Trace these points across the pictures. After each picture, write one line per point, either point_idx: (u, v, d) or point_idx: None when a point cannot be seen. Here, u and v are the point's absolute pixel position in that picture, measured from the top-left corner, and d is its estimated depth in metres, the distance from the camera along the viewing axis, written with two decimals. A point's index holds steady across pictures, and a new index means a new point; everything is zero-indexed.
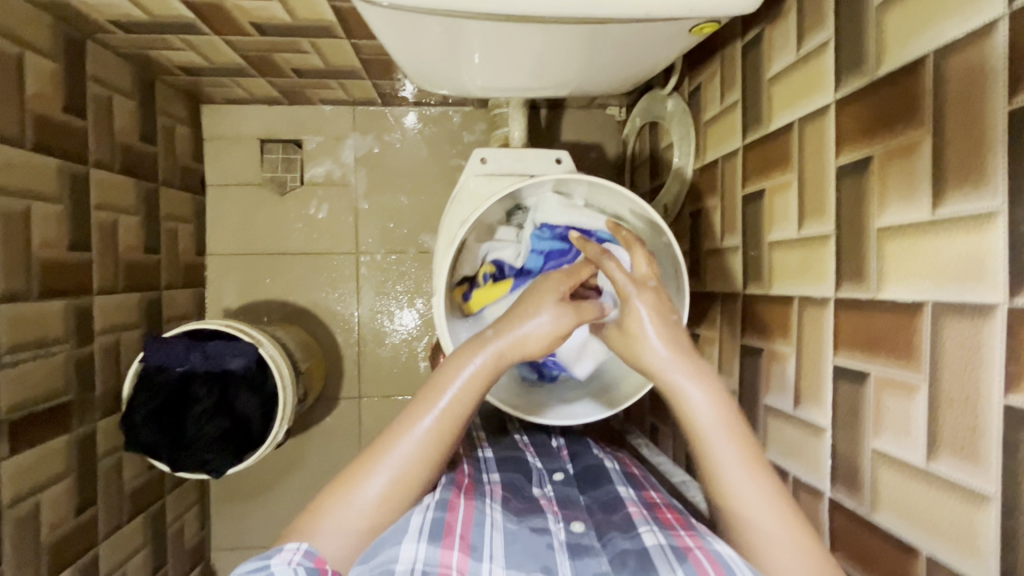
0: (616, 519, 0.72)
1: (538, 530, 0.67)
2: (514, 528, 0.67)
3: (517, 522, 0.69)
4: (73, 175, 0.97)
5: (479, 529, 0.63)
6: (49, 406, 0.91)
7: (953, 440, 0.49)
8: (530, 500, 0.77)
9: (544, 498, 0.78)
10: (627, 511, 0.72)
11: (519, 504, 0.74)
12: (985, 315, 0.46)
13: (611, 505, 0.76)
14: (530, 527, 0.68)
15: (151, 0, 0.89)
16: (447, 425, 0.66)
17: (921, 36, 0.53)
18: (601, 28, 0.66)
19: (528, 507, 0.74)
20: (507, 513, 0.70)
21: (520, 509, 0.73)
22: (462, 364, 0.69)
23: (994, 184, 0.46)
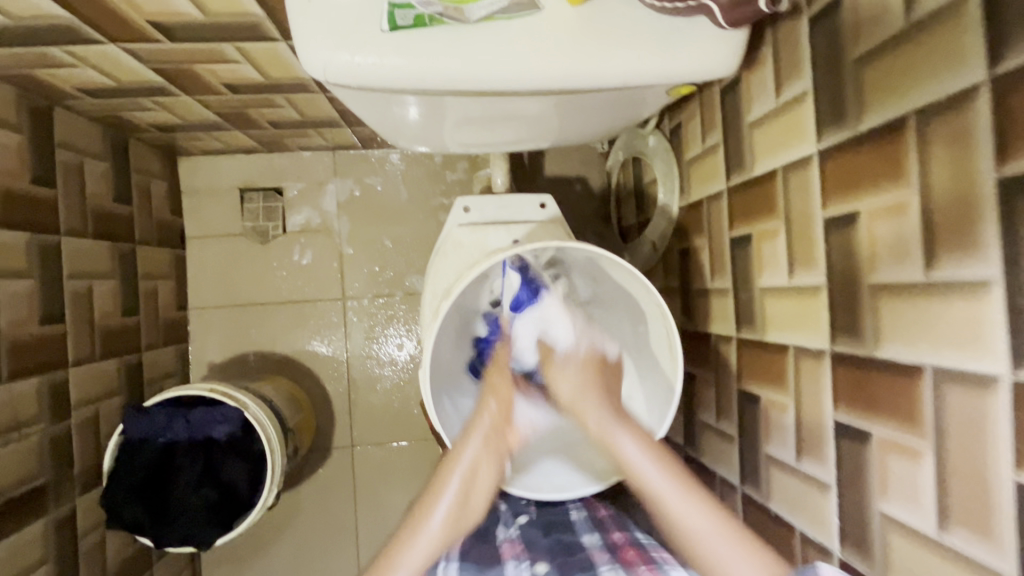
0: (574, 560, 0.73)
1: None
2: None
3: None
4: (41, 247, 0.94)
5: None
6: (24, 490, 0.87)
7: (964, 513, 0.48)
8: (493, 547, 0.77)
9: (507, 543, 0.78)
10: (587, 556, 0.73)
11: (482, 553, 0.75)
12: (987, 386, 0.45)
13: (572, 550, 0.75)
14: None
15: (118, 68, 0.87)
16: (456, 508, 0.70)
17: (901, 95, 0.52)
18: (574, 96, 0.69)
19: (490, 557, 0.75)
20: (463, 568, 0.71)
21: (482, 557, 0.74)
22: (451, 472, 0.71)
23: (986, 253, 0.45)
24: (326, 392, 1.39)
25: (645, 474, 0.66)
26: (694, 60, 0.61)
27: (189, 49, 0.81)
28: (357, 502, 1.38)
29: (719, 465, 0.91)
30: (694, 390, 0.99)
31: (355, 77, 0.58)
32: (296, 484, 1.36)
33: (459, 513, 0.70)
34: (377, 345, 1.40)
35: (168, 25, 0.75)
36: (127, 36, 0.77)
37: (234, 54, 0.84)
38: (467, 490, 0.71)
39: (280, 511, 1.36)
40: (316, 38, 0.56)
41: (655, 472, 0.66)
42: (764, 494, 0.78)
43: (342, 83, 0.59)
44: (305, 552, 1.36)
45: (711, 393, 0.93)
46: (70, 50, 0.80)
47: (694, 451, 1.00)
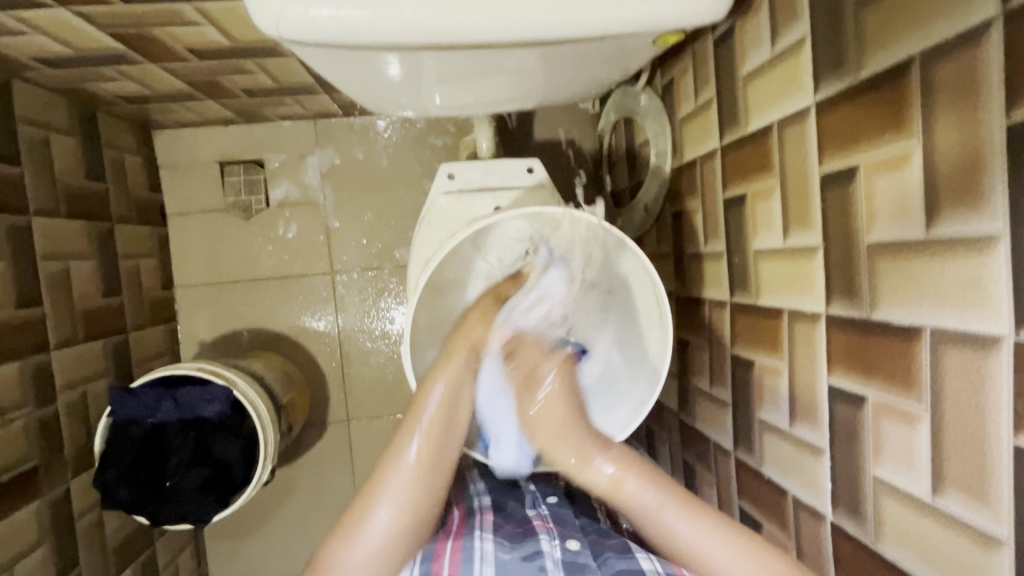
0: (607, 539, 0.72)
1: (529, 557, 0.68)
2: (505, 559, 0.67)
3: (509, 552, 0.69)
4: (11, 228, 0.91)
5: (467, 565, 0.66)
6: (14, 475, 0.86)
7: (959, 477, 0.46)
8: (523, 523, 0.76)
9: (537, 518, 0.77)
10: (622, 535, 0.72)
11: (512, 527, 0.74)
12: (988, 347, 0.43)
13: (605, 529, 0.76)
14: (521, 555, 0.68)
15: (73, 36, 0.82)
16: (438, 440, 0.72)
17: (904, 39, 0.48)
18: (556, 48, 0.64)
19: (522, 532, 0.73)
20: (499, 542, 0.70)
21: (513, 534, 0.73)
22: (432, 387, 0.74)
23: (992, 207, 0.42)
24: (319, 368, 1.37)
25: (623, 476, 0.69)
26: (681, 5, 0.56)
27: (145, 10, 0.76)
28: (356, 474, 1.39)
29: (712, 430, 0.90)
30: (688, 356, 0.98)
31: (312, 34, 0.54)
32: (294, 458, 1.37)
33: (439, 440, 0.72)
34: (369, 319, 1.38)
35: None
36: None
37: (194, 15, 0.78)
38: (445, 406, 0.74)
39: (279, 485, 1.37)
40: None
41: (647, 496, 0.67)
42: (757, 459, 0.77)
43: (299, 41, 0.55)
44: (307, 522, 1.37)
45: (705, 359, 0.92)
46: (18, 15, 0.75)
47: (688, 417, 0.99)
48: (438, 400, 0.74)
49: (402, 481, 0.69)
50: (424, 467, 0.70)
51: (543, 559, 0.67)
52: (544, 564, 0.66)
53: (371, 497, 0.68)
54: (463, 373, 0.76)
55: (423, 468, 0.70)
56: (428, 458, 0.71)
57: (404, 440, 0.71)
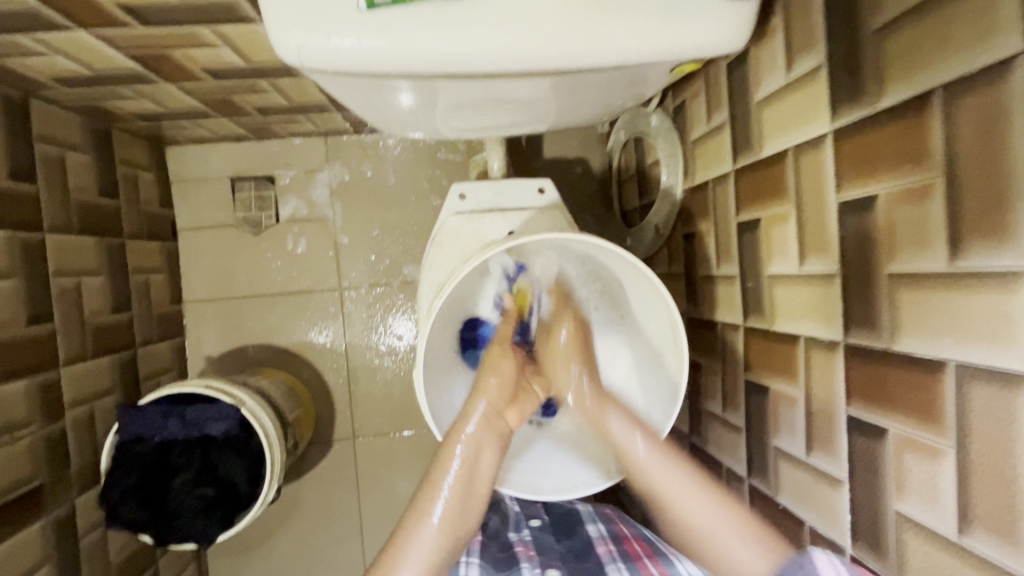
0: (587, 562, 0.75)
1: None
2: None
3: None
4: (24, 244, 0.92)
5: None
6: (18, 494, 0.86)
7: (988, 517, 0.45)
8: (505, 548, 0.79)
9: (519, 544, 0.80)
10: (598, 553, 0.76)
11: (495, 554, 0.77)
12: (1018, 385, 0.42)
13: (583, 549, 0.78)
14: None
15: (91, 56, 0.83)
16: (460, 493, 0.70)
17: (927, 72, 0.48)
18: (572, 75, 0.64)
19: (505, 558, 0.77)
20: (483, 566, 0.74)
21: (498, 560, 0.76)
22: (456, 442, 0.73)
23: (1020, 242, 0.41)
24: (325, 384, 1.37)
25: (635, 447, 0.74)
26: (698, 34, 0.57)
27: (163, 33, 0.77)
28: (361, 492, 1.37)
29: (724, 455, 0.89)
30: (699, 379, 0.97)
31: (331, 61, 0.54)
32: (299, 475, 1.36)
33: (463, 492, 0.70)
34: (377, 335, 1.37)
35: (138, 9, 0.70)
36: (96, 20, 0.73)
37: (211, 37, 0.79)
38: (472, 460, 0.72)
39: (284, 503, 1.35)
40: (288, 21, 0.52)
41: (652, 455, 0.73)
42: (772, 487, 0.75)
43: (318, 69, 0.55)
44: (310, 540, 1.36)
45: (718, 382, 0.91)
46: (38, 37, 0.76)
47: (699, 441, 0.97)
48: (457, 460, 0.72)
49: (428, 539, 0.67)
50: (449, 522, 0.69)
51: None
52: None
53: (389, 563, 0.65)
54: (481, 440, 0.74)
55: (448, 521, 0.69)
56: (452, 513, 0.69)
57: (428, 492, 0.70)
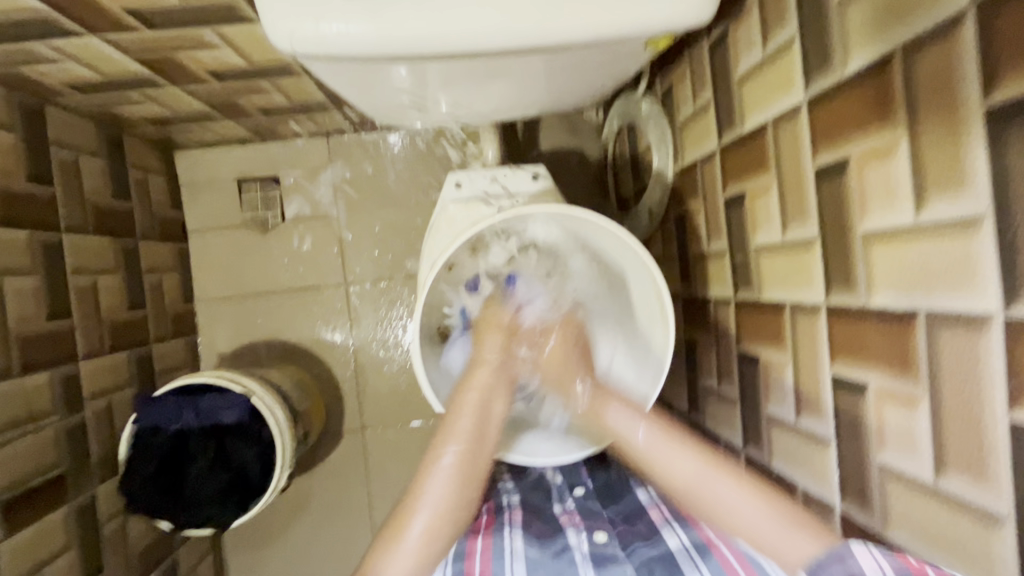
0: (638, 527, 0.74)
1: (558, 552, 0.71)
2: (536, 557, 0.70)
3: (539, 549, 0.71)
4: (42, 244, 0.96)
5: (498, 562, 0.68)
6: (43, 480, 0.90)
7: (960, 458, 0.47)
8: (551, 519, 0.78)
9: (564, 513, 0.79)
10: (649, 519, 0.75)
11: (541, 525, 0.76)
12: (980, 325, 0.44)
13: (633, 515, 0.77)
14: (552, 552, 0.71)
15: (102, 61, 0.88)
16: (469, 450, 0.70)
17: (888, 34, 0.50)
18: (554, 55, 0.67)
19: (550, 529, 0.75)
20: (527, 537, 0.73)
21: (541, 532, 0.75)
22: (468, 392, 0.74)
23: (976, 188, 0.43)
24: (334, 377, 1.40)
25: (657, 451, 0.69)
26: (671, 10, 0.59)
27: (168, 36, 0.81)
28: (371, 483, 1.41)
29: (721, 428, 0.90)
30: (696, 356, 0.99)
31: (322, 48, 0.57)
32: (311, 466, 1.39)
33: (476, 446, 0.71)
34: (382, 329, 1.40)
35: (144, 12, 0.75)
36: (105, 25, 0.77)
37: (213, 39, 0.83)
38: (478, 410, 0.73)
39: (296, 495, 1.39)
40: (280, 10, 0.56)
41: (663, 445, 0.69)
42: (766, 454, 0.77)
43: (311, 55, 0.58)
44: (323, 530, 1.39)
45: (712, 357, 0.92)
46: (52, 44, 0.80)
47: (698, 418, 0.99)
48: (468, 408, 0.73)
49: (442, 488, 0.68)
50: (462, 475, 0.69)
51: (572, 553, 0.70)
52: (573, 557, 0.70)
53: (408, 506, 0.67)
54: (495, 393, 0.75)
55: (457, 477, 0.69)
56: (467, 466, 0.70)
57: (441, 445, 0.70)
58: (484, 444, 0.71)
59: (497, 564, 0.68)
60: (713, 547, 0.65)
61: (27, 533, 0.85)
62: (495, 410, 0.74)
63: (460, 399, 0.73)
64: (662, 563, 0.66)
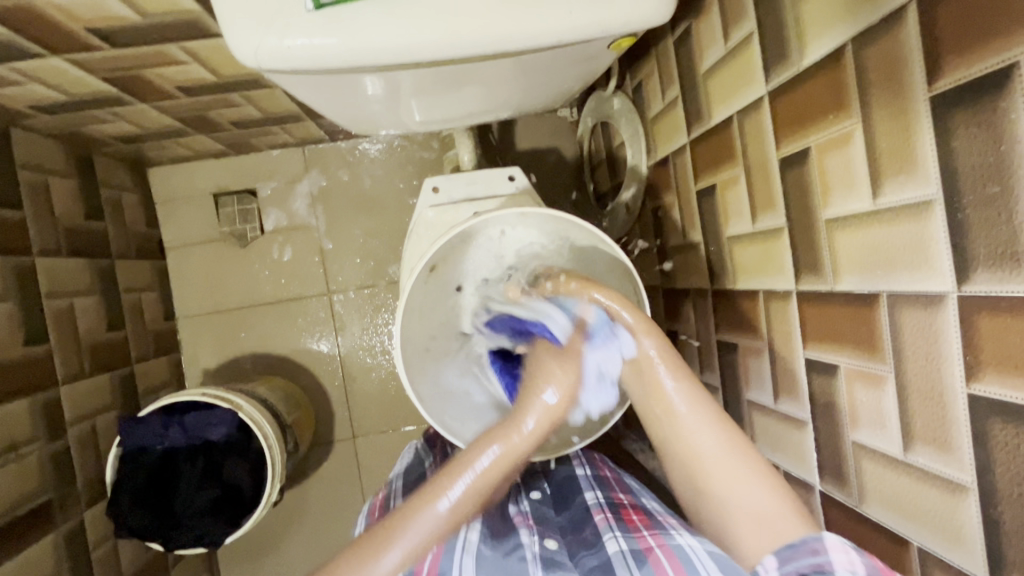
0: (584, 535, 0.74)
1: (511, 551, 0.71)
2: (486, 552, 0.70)
3: (492, 548, 0.71)
4: (15, 268, 0.95)
5: (450, 556, 0.68)
6: (28, 508, 0.89)
7: (926, 430, 0.49)
8: (505, 517, 0.80)
9: (518, 514, 0.81)
10: (594, 522, 0.74)
11: (495, 520, 0.77)
12: (937, 303, 0.45)
13: (581, 521, 0.77)
14: (503, 550, 0.71)
15: (66, 81, 0.87)
16: (476, 500, 0.64)
17: (839, 27, 0.52)
18: (520, 59, 0.68)
19: (503, 527, 0.77)
20: (482, 532, 0.73)
21: (494, 527, 0.76)
22: (494, 444, 0.66)
23: (927, 172, 0.45)
24: (322, 387, 1.40)
25: (710, 471, 0.64)
26: (631, 11, 0.61)
27: (133, 53, 0.80)
28: (365, 491, 1.40)
29: None
30: (678, 347, 1.00)
31: (288, 61, 0.58)
32: (304, 478, 1.39)
33: (483, 497, 0.65)
34: (368, 336, 1.40)
35: (107, 30, 0.74)
36: (68, 46, 0.76)
37: (179, 54, 0.83)
38: (502, 466, 0.66)
39: (289, 507, 1.38)
40: (243, 26, 0.57)
41: (743, 481, 0.61)
42: (749, 439, 0.79)
43: (277, 69, 0.59)
44: (319, 541, 1.39)
45: (694, 347, 0.94)
46: (14, 67, 0.79)
47: None
48: (492, 460, 0.65)
49: (432, 530, 0.62)
50: (458, 519, 0.64)
51: (523, 551, 0.71)
52: (523, 556, 0.70)
53: (390, 535, 0.62)
54: (558, 411, 0.69)
55: (456, 522, 0.64)
56: (469, 510, 0.64)
57: (448, 484, 0.64)
58: (492, 492, 0.65)
59: (447, 560, 0.67)
60: (651, 552, 0.62)
61: (15, 562, 0.84)
62: (518, 466, 0.67)
63: (537, 399, 0.69)
64: (603, 569, 0.65)
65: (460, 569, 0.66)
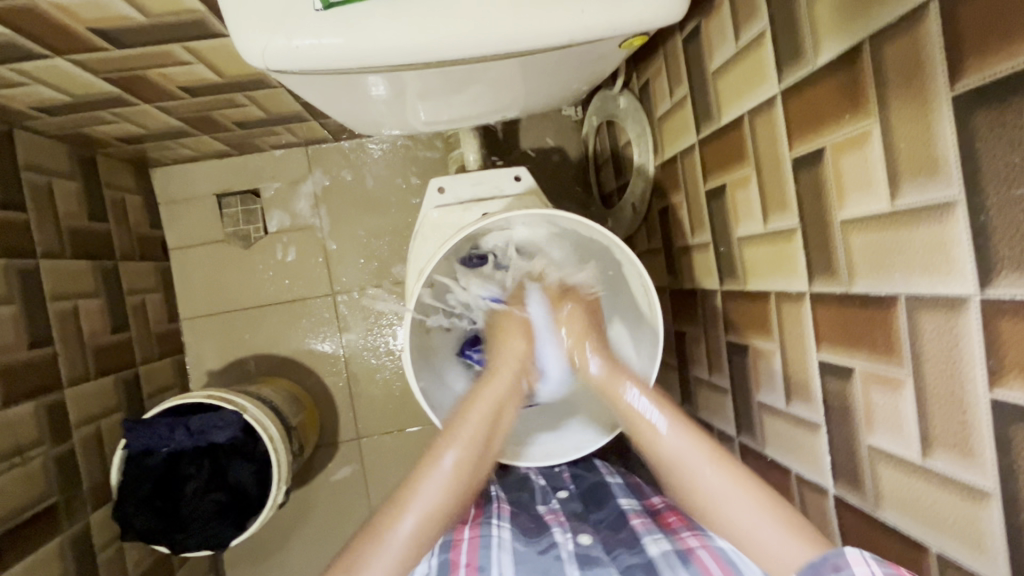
0: (622, 535, 0.74)
1: (545, 549, 0.71)
2: (522, 548, 0.71)
3: (525, 544, 0.72)
4: (19, 271, 0.94)
5: (485, 551, 0.69)
6: (34, 512, 0.88)
7: (946, 436, 0.48)
8: (536, 517, 0.80)
9: (549, 513, 0.80)
10: (632, 526, 0.74)
11: (527, 521, 0.78)
12: (958, 307, 0.45)
13: (617, 521, 0.77)
14: (536, 548, 0.72)
15: (69, 82, 0.86)
16: (467, 461, 0.69)
17: (855, 25, 0.51)
18: (529, 59, 0.67)
19: (535, 526, 0.77)
20: (513, 530, 0.75)
21: (527, 528, 0.77)
22: (473, 406, 0.72)
23: (948, 174, 0.44)
24: (326, 388, 1.39)
25: (701, 478, 0.65)
26: (641, 10, 0.60)
27: (137, 54, 0.80)
28: (370, 492, 1.40)
29: (715, 418, 0.91)
30: (686, 348, 0.99)
31: (295, 62, 0.57)
32: (308, 479, 1.38)
33: (472, 454, 0.70)
34: (373, 337, 1.40)
35: (112, 31, 0.73)
36: (71, 47, 0.75)
37: (183, 55, 0.82)
38: (484, 423, 0.72)
39: (294, 509, 1.38)
40: (249, 26, 0.56)
41: (710, 476, 0.64)
42: (759, 441, 0.78)
43: (284, 69, 0.58)
44: (324, 542, 1.38)
45: (702, 348, 0.93)
46: (18, 68, 0.79)
47: (691, 409, 1.00)
48: (474, 417, 0.72)
49: (437, 489, 0.67)
50: (459, 477, 0.68)
51: (558, 550, 0.70)
52: (558, 554, 0.70)
53: (398, 504, 0.66)
54: (501, 404, 0.74)
55: (455, 480, 0.68)
56: (465, 468, 0.69)
57: (441, 448, 0.69)
58: (479, 458, 0.70)
59: (484, 554, 0.69)
60: (693, 553, 0.64)
61: (21, 566, 0.84)
62: (496, 426, 0.73)
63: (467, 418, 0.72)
64: (645, 568, 0.66)
65: (499, 564, 0.67)
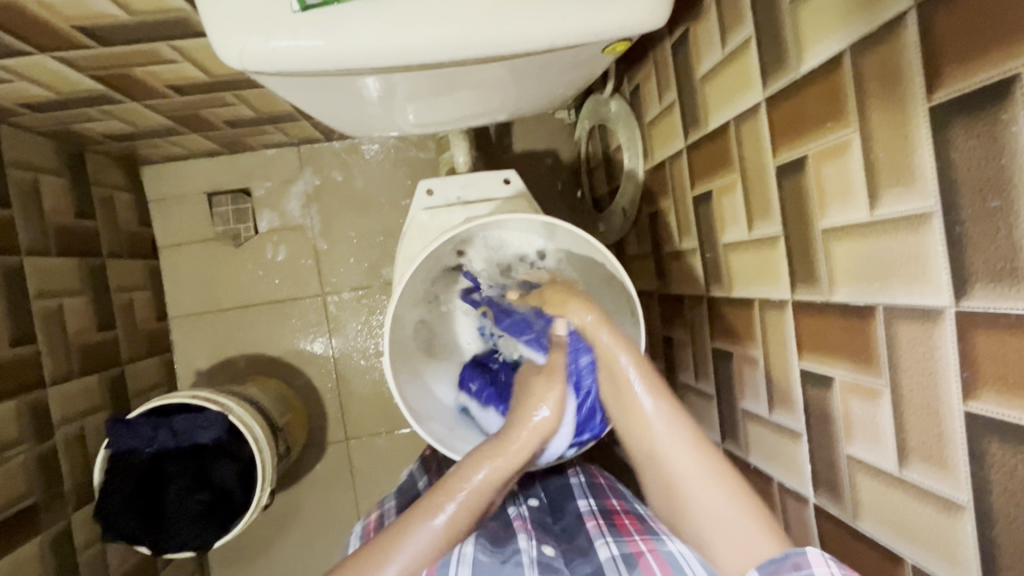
0: (578, 542, 0.74)
1: (508, 557, 0.68)
2: (484, 558, 0.67)
3: (489, 554, 0.68)
4: (3, 268, 0.94)
5: (445, 561, 0.65)
6: (13, 512, 0.87)
7: (922, 447, 0.48)
8: (504, 524, 0.77)
9: (517, 518, 0.77)
10: (586, 531, 0.74)
11: (495, 526, 0.74)
12: (934, 318, 0.44)
13: (572, 530, 0.77)
14: (500, 557, 0.68)
15: (54, 79, 0.85)
16: (464, 521, 0.66)
17: (838, 33, 0.51)
18: (514, 62, 0.67)
19: (503, 533, 0.74)
20: (480, 542, 0.69)
21: (493, 533, 0.73)
22: (485, 462, 0.68)
23: (925, 185, 0.44)
24: (315, 389, 1.39)
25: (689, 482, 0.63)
26: (626, 15, 0.60)
27: (122, 52, 0.79)
28: (357, 494, 1.39)
29: (701, 424, 0.90)
30: (673, 353, 0.99)
31: (275, 63, 0.57)
32: (296, 480, 1.38)
33: (476, 506, 0.67)
34: (362, 338, 1.39)
35: (96, 29, 0.73)
36: (55, 44, 0.75)
37: (169, 53, 0.81)
38: (495, 480, 0.68)
39: (281, 510, 1.37)
40: (229, 27, 0.56)
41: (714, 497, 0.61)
42: (743, 449, 0.78)
43: (262, 71, 0.58)
44: (311, 544, 1.37)
45: (689, 354, 0.93)
46: (2, 64, 0.78)
47: None
48: (485, 481, 0.68)
49: (429, 542, 0.64)
50: (454, 538, 0.65)
51: (520, 558, 0.68)
52: (521, 563, 0.67)
53: (387, 551, 0.63)
54: (520, 459, 0.69)
55: (449, 536, 0.65)
56: (463, 526, 0.66)
57: (443, 501, 0.66)
58: (481, 514, 0.67)
59: (443, 566, 0.65)
60: (640, 557, 0.65)
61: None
62: (506, 484, 0.69)
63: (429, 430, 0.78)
64: None
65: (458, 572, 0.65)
